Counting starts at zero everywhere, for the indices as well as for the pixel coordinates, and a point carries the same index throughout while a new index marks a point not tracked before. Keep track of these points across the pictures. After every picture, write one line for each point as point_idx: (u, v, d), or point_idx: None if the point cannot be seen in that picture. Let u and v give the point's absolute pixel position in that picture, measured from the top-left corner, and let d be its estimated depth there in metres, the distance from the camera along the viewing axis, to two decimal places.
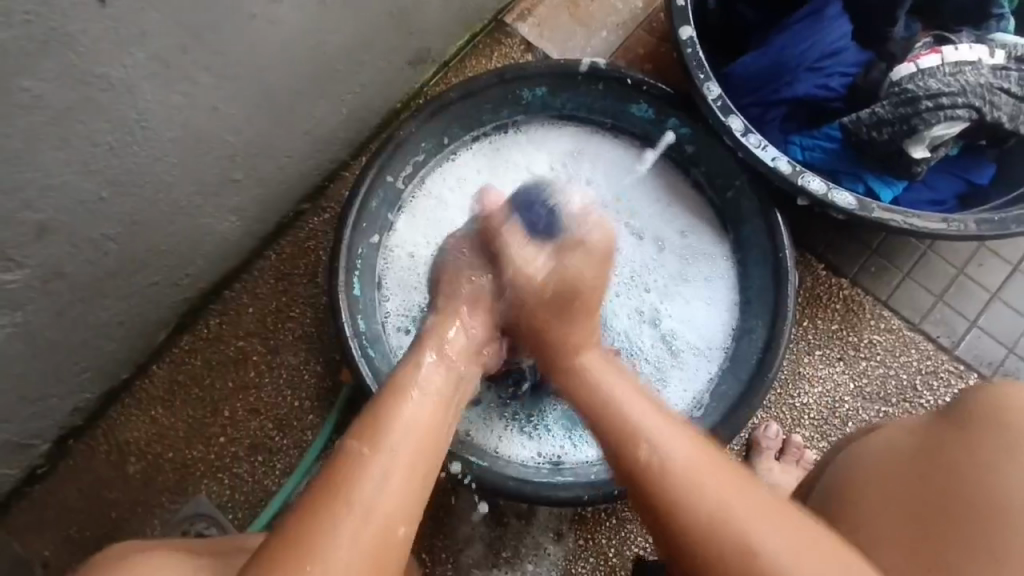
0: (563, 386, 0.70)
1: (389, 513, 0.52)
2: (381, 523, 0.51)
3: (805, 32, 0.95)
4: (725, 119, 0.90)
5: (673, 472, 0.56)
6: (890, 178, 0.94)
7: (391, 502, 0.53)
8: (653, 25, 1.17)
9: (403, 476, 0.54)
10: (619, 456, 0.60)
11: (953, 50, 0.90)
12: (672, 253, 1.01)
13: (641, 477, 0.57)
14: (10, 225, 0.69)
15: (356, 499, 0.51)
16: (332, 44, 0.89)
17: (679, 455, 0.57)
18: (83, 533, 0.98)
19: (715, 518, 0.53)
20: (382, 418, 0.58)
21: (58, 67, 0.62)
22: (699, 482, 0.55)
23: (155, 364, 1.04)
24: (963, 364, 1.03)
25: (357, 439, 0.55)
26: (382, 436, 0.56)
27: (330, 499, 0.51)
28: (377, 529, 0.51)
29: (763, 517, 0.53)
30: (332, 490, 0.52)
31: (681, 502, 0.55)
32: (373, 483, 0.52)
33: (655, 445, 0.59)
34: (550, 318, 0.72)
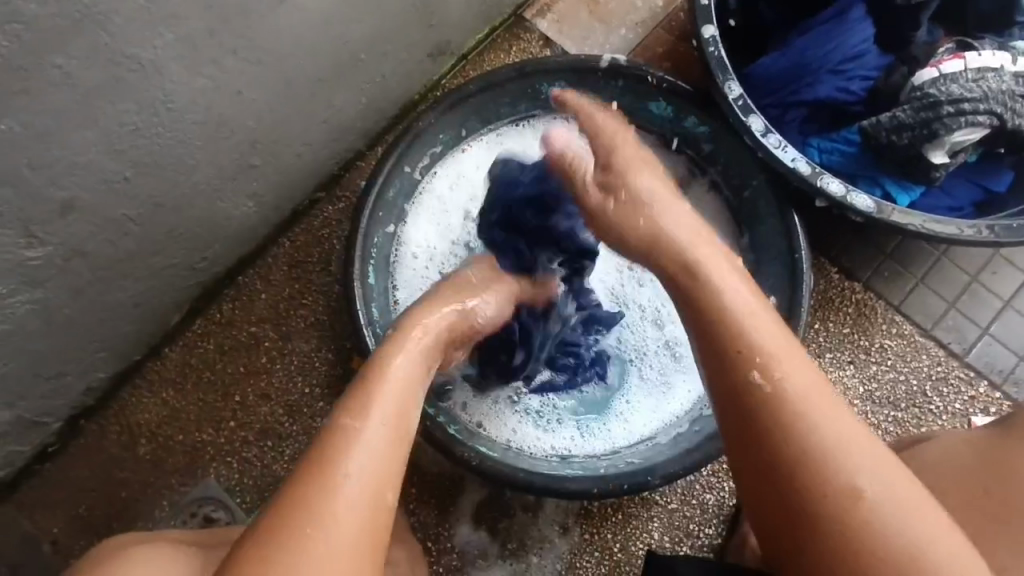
0: (640, 248, 0.66)
1: (376, 484, 0.52)
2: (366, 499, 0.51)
3: (827, 34, 0.95)
4: (746, 118, 0.90)
5: (789, 404, 0.53)
6: (908, 183, 0.94)
7: (378, 472, 0.52)
8: (672, 24, 1.17)
9: (384, 445, 0.54)
10: (734, 370, 0.56)
11: (977, 56, 0.90)
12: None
13: (761, 409, 0.54)
14: (35, 202, 0.69)
15: (344, 472, 0.51)
16: (355, 33, 0.89)
17: (795, 384, 0.54)
18: (92, 512, 0.99)
19: (824, 453, 0.51)
20: (367, 392, 0.56)
21: (90, 46, 0.62)
22: (812, 420, 0.53)
23: (167, 347, 1.04)
24: (974, 371, 1.03)
25: (342, 412, 0.55)
26: (367, 408, 0.55)
27: (313, 475, 0.51)
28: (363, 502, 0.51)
29: (862, 457, 0.51)
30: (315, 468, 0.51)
31: (782, 440, 0.53)
32: (361, 456, 0.52)
33: (774, 364, 0.55)
34: (681, 249, 0.64)
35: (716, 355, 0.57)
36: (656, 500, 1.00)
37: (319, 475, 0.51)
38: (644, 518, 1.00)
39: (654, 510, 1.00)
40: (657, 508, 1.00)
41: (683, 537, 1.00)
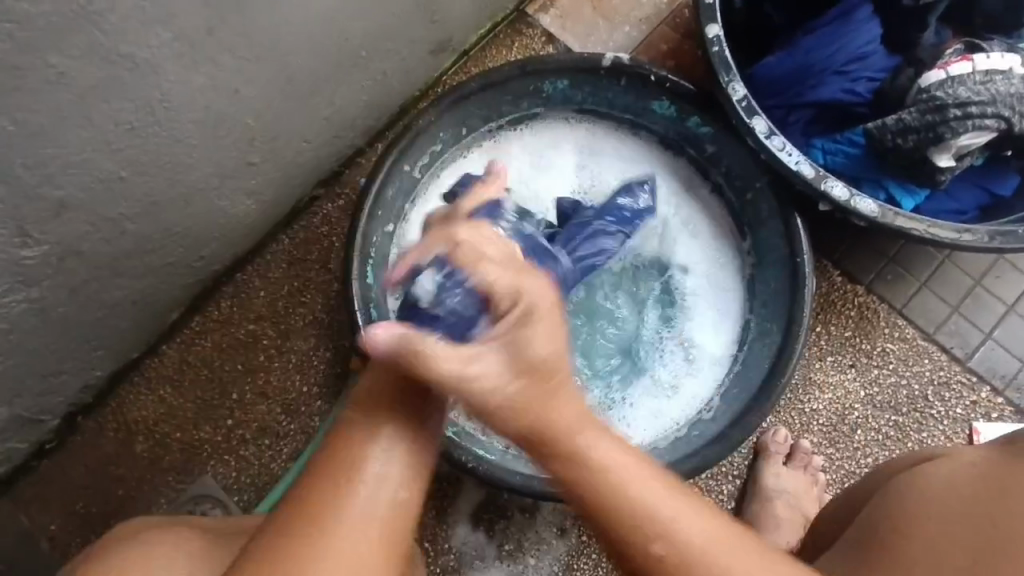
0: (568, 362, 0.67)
1: (388, 506, 0.51)
2: (372, 521, 0.50)
3: (834, 34, 0.94)
4: (749, 120, 0.89)
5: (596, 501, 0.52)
6: (912, 186, 0.93)
7: (390, 492, 0.52)
8: (677, 21, 1.16)
9: (395, 465, 0.53)
10: (553, 468, 0.53)
11: (985, 58, 0.89)
12: (687, 256, 1.01)
13: (576, 486, 0.53)
14: (31, 202, 0.69)
15: (355, 489, 0.51)
16: (356, 30, 0.88)
17: (603, 462, 0.53)
18: (89, 509, 0.99)
19: (671, 561, 0.51)
20: (374, 413, 0.55)
21: (85, 44, 0.61)
22: (618, 494, 0.52)
23: (165, 344, 1.04)
24: (976, 376, 1.03)
25: (353, 421, 0.55)
26: (380, 417, 0.55)
27: (323, 489, 0.51)
28: (372, 528, 0.50)
29: (648, 517, 0.51)
30: (328, 480, 0.51)
31: (599, 507, 0.52)
32: (373, 474, 0.52)
33: (588, 452, 0.53)
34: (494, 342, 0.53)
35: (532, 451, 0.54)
36: None
37: (327, 491, 0.50)
38: None
39: None
40: None
41: None
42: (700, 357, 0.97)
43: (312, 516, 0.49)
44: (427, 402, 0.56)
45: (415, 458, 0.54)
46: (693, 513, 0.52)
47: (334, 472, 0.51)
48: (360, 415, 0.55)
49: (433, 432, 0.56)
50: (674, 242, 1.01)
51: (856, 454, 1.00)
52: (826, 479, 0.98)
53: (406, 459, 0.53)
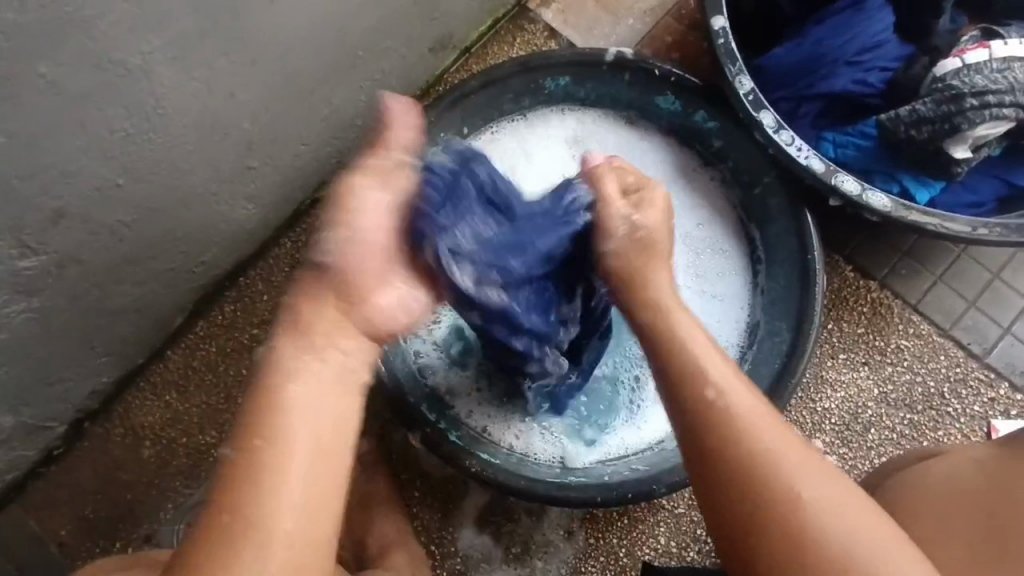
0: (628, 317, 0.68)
1: (304, 512, 0.48)
2: (301, 544, 0.48)
3: (844, 24, 0.91)
4: (757, 113, 0.87)
5: (726, 417, 0.56)
6: (927, 178, 0.89)
7: (305, 496, 0.49)
8: (682, 13, 1.13)
9: (310, 469, 0.49)
10: (674, 388, 0.59)
11: (1003, 45, 0.86)
12: (688, 253, 0.99)
13: (704, 427, 0.56)
14: (27, 212, 0.68)
15: (274, 507, 0.47)
16: (353, 30, 0.86)
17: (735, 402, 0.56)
18: (97, 514, 0.99)
19: (766, 462, 0.52)
20: (279, 403, 0.51)
21: (75, 52, 0.60)
22: (736, 431, 0.55)
23: (170, 349, 1.04)
24: (994, 372, 1.00)
25: (250, 429, 0.50)
26: (279, 417, 0.50)
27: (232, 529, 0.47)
28: (301, 546, 0.48)
29: (801, 464, 0.52)
30: (239, 497, 0.48)
31: (726, 465, 0.54)
32: (288, 484, 0.48)
33: (720, 391, 0.57)
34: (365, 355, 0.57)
35: (665, 379, 0.61)
36: (662, 505, 0.99)
37: (236, 524, 0.47)
38: (651, 523, 0.98)
39: (660, 515, 0.98)
40: (664, 513, 0.98)
41: (690, 542, 0.98)
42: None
43: (224, 560, 0.46)
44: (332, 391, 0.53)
45: (331, 462, 0.51)
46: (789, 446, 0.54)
47: (249, 488, 0.48)
48: (261, 412, 0.51)
49: (347, 426, 0.53)
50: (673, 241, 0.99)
51: (870, 453, 0.98)
52: None
53: (319, 463, 0.50)
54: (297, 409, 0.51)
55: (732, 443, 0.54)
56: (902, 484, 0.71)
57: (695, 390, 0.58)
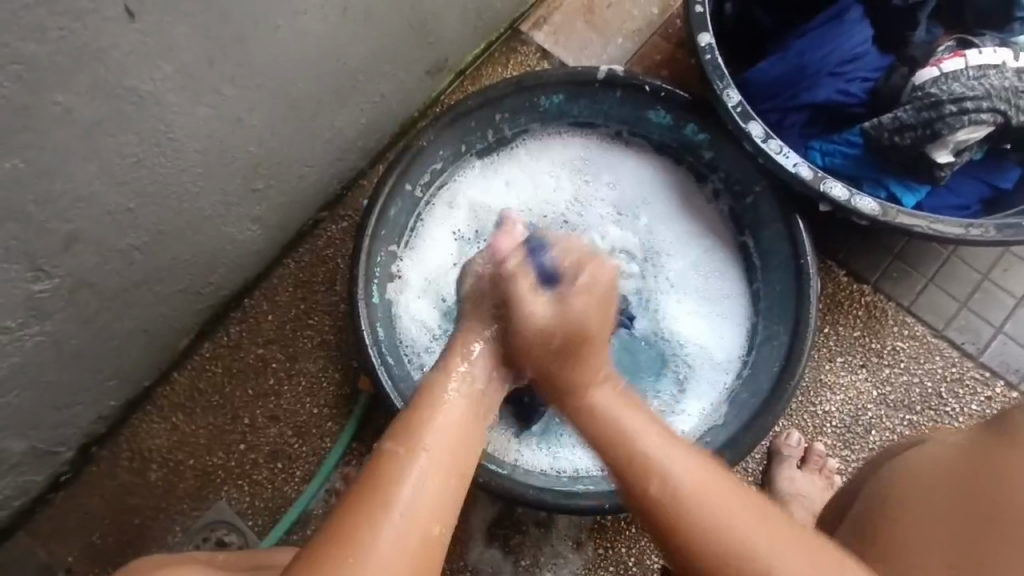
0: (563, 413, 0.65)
1: (426, 514, 0.51)
2: (424, 512, 0.51)
3: (825, 38, 0.94)
4: (745, 124, 0.89)
5: (674, 500, 0.53)
6: (913, 183, 0.92)
7: (429, 500, 0.51)
8: (668, 31, 1.17)
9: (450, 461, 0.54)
10: (626, 473, 0.57)
11: (977, 54, 0.89)
12: (693, 279, 1.02)
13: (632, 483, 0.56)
14: (41, 236, 0.70)
15: (395, 502, 0.50)
16: (353, 55, 0.89)
17: (688, 487, 0.54)
18: (106, 540, 0.99)
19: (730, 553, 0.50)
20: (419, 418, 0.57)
21: (89, 81, 0.63)
22: (710, 526, 0.52)
23: (176, 371, 1.05)
24: (989, 371, 1.02)
25: (394, 440, 0.55)
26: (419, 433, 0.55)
27: (373, 502, 0.50)
28: (421, 522, 0.50)
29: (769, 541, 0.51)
30: (376, 487, 0.51)
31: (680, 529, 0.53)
32: (412, 484, 0.51)
33: (663, 471, 0.55)
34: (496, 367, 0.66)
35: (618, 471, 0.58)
36: None
37: (372, 494, 0.50)
38: None
39: None
40: None
41: None
42: (706, 369, 0.98)
43: (343, 539, 0.48)
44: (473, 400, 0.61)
45: (457, 460, 0.55)
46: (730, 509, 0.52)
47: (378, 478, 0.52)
48: (410, 428, 0.56)
49: (469, 440, 0.58)
50: (681, 266, 1.02)
51: (872, 455, 1.00)
52: (842, 482, 0.97)
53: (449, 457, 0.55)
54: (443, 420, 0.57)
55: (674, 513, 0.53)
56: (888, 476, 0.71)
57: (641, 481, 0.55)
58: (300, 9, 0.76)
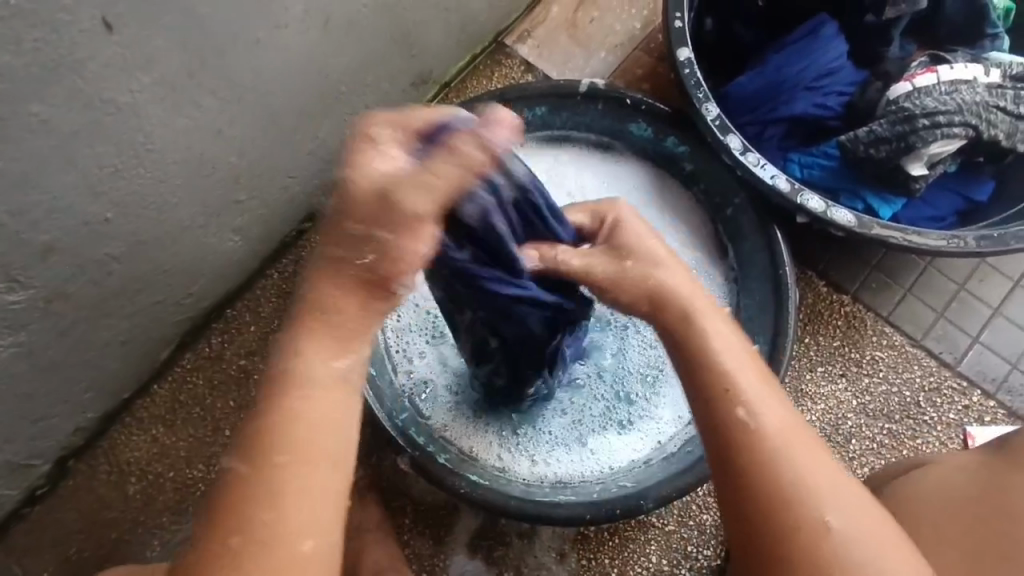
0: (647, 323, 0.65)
1: (291, 535, 0.45)
2: (288, 541, 0.45)
3: (801, 53, 0.96)
4: (723, 137, 0.91)
5: (767, 440, 0.54)
6: (889, 195, 0.94)
7: (292, 521, 0.45)
8: (651, 45, 1.19)
9: (314, 476, 0.47)
10: (711, 405, 0.57)
11: (949, 70, 0.91)
12: None
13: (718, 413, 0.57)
14: (17, 247, 0.69)
15: (254, 534, 0.45)
16: (335, 67, 0.90)
17: (776, 427, 0.55)
18: (82, 555, 0.98)
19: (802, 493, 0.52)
20: (262, 426, 0.47)
21: (66, 93, 0.63)
22: (783, 469, 0.53)
23: (157, 383, 1.04)
24: (966, 380, 1.03)
25: (237, 456, 0.47)
26: (259, 447, 0.46)
27: (229, 536, 0.45)
28: (286, 554, 0.45)
29: (830, 492, 0.53)
30: (231, 521, 0.45)
31: (748, 461, 0.54)
32: (267, 514, 0.45)
33: (755, 408, 0.56)
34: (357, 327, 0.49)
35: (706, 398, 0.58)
36: (652, 523, 0.99)
37: (232, 529, 0.45)
38: (641, 542, 0.99)
39: (650, 534, 0.99)
40: (654, 531, 0.99)
41: (680, 560, 0.98)
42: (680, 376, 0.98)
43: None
44: (331, 390, 0.48)
45: (322, 456, 0.47)
46: (804, 451, 0.55)
47: (233, 512, 0.45)
48: (261, 437, 0.47)
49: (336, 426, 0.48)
50: None
51: (852, 464, 1.00)
52: None
53: (308, 468, 0.46)
54: (288, 420, 0.47)
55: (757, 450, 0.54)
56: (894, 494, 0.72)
57: (723, 411, 0.56)
58: (281, 22, 0.77)
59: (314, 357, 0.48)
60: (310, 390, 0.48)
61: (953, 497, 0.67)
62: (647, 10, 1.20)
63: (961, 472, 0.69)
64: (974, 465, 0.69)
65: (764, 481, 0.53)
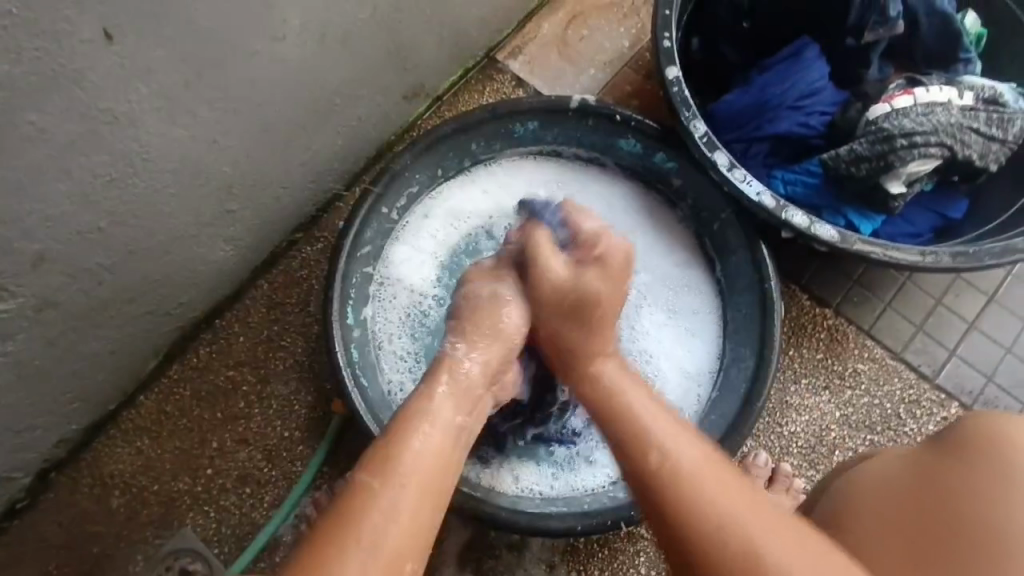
0: (579, 392, 0.72)
1: (398, 543, 0.53)
2: (391, 554, 0.52)
3: (785, 73, 0.99)
4: (711, 154, 0.93)
5: (686, 474, 0.60)
6: (869, 211, 0.97)
7: (399, 529, 0.54)
8: (638, 63, 1.22)
9: (419, 496, 0.56)
10: (633, 457, 0.63)
11: (925, 92, 0.95)
12: (666, 300, 1.03)
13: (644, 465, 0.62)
14: (7, 255, 0.69)
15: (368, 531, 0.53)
16: (331, 80, 0.91)
17: (689, 464, 0.61)
18: (63, 570, 0.96)
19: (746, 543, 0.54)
20: (395, 447, 0.58)
21: (63, 101, 0.63)
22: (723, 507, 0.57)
23: (143, 395, 1.03)
24: (944, 392, 1.06)
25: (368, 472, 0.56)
26: (392, 467, 0.57)
27: (346, 525, 0.53)
28: (386, 557, 0.52)
29: (771, 519, 0.56)
30: (348, 515, 0.53)
31: (686, 502, 0.58)
32: (381, 518, 0.53)
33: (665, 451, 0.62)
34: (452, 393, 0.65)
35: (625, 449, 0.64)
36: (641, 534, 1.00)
37: (356, 521, 0.53)
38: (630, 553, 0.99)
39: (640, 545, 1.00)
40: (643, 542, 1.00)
41: None
42: (673, 382, 0.99)
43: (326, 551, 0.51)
44: (448, 438, 0.61)
45: (432, 492, 0.57)
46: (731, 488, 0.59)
47: (353, 506, 0.54)
48: (384, 459, 0.57)
49: (446, 472, 0.59)
50: (653, 288, 1.03)
51: None
52: None
53: (421, 498, 0.56)
54: (416, 452, 0.58)
55: (688, 493, 0.58)
56: (841, 491, 0.73)
57: (647, 454, 0.62)
58: (279, 35, 0.78)
59: (438, 413, 0.63)
60: (433, 419, 0.62)
61: (893, 490, 0.67)
62: (635, 29, 1.23)
63: (902, 460, 0.70)
64: (914, 454, 0.69)
65: (710, 516, 0.56)
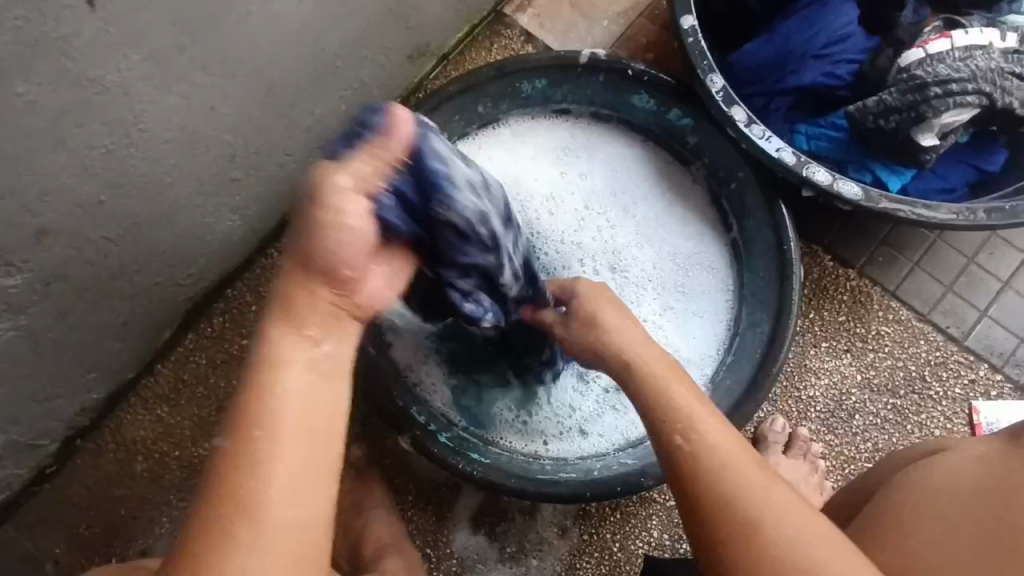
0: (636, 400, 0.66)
1: (288, 508, 0.47)
2: (283, 518, 0.47)
3: (809, 21, 0.93)
4: (728, 109, 0.89)
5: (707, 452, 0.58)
6: (897, 166, 0.92)
7: (283, 496, 0.47)
8: (654, 14, 1.15)
9: (300, 454, 0.48)
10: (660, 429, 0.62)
11: (964, 35, 0.89)
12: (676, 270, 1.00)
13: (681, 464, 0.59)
14: (9, 229, 0.69)
15: (252, 505, 0.46)
16: (330, 41, 0.88)
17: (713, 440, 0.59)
18: (92, 531, 0.99)
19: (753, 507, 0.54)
20: (264, 389, 0.49)
21: (51, 71, 0.61)
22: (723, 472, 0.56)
23: (161, 363, 1.04)
24: (973, 355, 1.02)
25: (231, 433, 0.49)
26: (260, 414, 0.48)
27: (227, 497, 0.47)
28: (282, 527, 0.47)
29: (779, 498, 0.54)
30: (225, 489, 0.47)
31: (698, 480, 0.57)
32: (262, 483, 0.47)
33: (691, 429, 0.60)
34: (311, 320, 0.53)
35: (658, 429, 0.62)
36: (655, 498, 1.00)
37: (230, 501, 0.46)
38: (643, 517, 0.99)
39: (652, 509, 0.99)
40: (655, 506, 1.00)
41: (682, 534, 0.99)
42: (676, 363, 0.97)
43: (217, 524, 0.46)
44: (326, 381, 0.51)
45: (318, 440, 0.49)
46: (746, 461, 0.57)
47: (236, 483, 0.47)
48: (250, 409, 0.49)
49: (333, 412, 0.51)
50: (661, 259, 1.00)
51: (855, 439, 1.00)
52: (825, 466, 0.97)
53: (307, 447, 0.49)
54: (284, 391, 0.49)
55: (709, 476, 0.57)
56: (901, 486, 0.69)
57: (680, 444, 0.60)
58: None
59: (295, 357, 0.51)
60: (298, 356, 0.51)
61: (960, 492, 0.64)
62: None
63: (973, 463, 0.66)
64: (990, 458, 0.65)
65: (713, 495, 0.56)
